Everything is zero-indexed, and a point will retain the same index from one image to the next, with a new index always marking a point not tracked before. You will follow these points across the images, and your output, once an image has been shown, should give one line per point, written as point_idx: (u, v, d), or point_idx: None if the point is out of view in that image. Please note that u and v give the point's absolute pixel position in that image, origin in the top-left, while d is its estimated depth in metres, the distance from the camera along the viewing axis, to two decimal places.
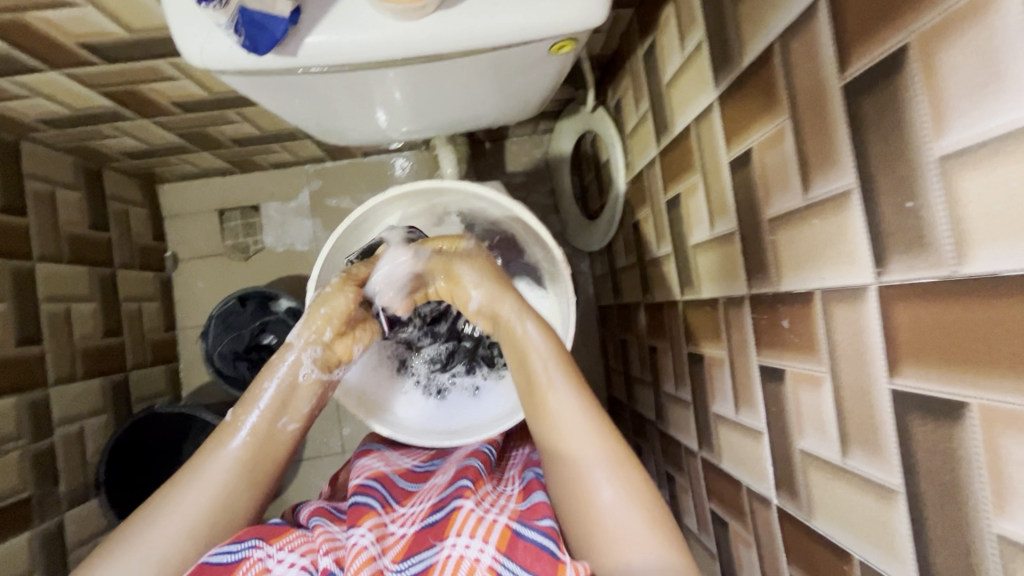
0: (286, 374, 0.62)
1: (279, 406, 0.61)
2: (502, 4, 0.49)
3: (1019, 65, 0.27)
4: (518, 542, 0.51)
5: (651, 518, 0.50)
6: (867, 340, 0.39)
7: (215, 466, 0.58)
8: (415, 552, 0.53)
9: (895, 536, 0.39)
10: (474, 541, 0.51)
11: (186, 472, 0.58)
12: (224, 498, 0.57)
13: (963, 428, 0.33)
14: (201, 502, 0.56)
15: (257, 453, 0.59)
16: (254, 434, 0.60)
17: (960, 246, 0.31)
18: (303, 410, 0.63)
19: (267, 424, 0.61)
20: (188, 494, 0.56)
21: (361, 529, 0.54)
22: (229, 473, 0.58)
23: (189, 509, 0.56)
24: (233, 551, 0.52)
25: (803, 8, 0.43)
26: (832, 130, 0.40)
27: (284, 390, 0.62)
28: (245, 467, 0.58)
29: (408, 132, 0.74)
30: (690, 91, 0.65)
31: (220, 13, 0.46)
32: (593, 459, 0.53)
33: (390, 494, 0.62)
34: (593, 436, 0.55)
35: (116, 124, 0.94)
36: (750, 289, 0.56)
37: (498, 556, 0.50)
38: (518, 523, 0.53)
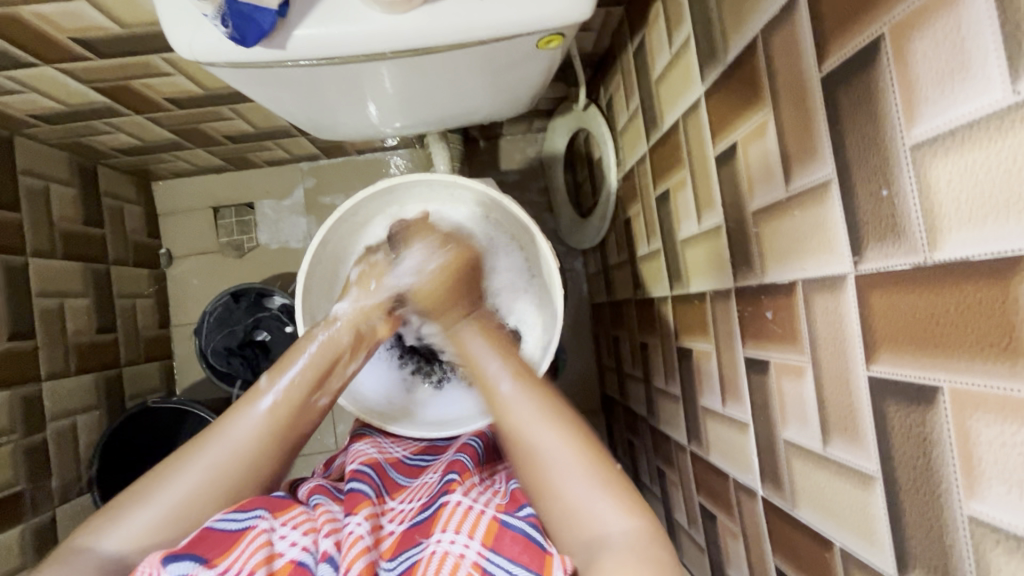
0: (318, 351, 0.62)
1: (314, 380, 0.60)
2: (487, 0, 0.49)
3: (985, 53, 0.28)
4: (506, 533, 0.50)
5: (609, 478, 0.51)
6: (846, 329, 0.40)
7: (242, 427, 0.56)
8: (403, 549, 0.53)
9: (874, 522, 0.39)
10: (459, 536, 0.50)
11: (214, 430, 0.57)
12: (248, 459, 0.56)
13: (935, 411, 0.33)
14: (225, 460, 0.55)
15: (289, 420, 0.58)
16: (286, 401, 0.58)
17: (931, 232, 0.32)
18: (336, 386, 0.62)
19: (300, 397, 0.59)
20: (212, 452, 0.55)
21: (358, 517, 0.54)
22: (257, 434, 0.57)
23: (210, 465, 0.55)
24: (239, 519, 0.52)
25: (783, 2, 0.43)
26: (812, 122, 0.41)
27: (323, 361, 0.61)
28: (274, 430, 0.57)
29: (400, 127, 0.75)
30: (677, 86, 0.65)
31: (206, 4, 0.46)
32: (542, 425, 0.54)
33: (383, 484, 0.62)
34: (535, 407, 0.56)
35: (110, 120, 0.95)
36: (736, 282, 0.56)
37: (483, 549, 0.49)
38: (506, 515, 0.52)
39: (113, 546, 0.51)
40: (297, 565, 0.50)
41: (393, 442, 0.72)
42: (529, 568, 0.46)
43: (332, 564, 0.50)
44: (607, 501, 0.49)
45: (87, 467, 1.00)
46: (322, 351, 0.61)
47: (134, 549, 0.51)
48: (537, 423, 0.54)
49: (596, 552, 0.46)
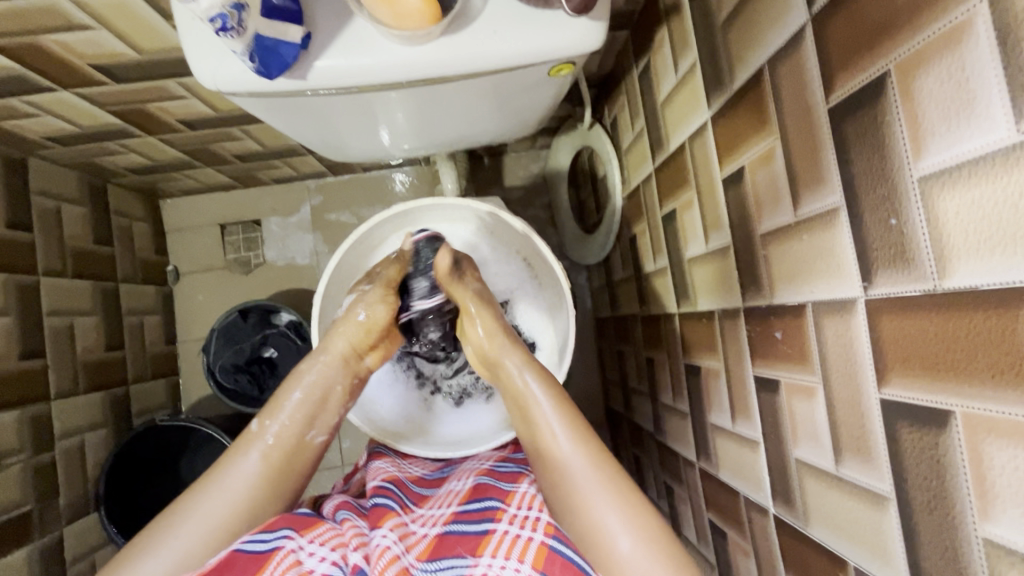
0: (312, 385, 0.63)
1: (308, 418, 0.62)
2: (501, 32, 0.51)
3: (989, 93, 0.29)
4: (557, 558, 0.51)
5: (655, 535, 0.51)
6: (857, 352, 0.41)
7: (237, 479, 0.58)
8: (441, 559, 0.53)
9: (888, 542, 0.40)
10: (510, 562, 0.51)
11: (207, 481, 0.58)
12: (248, 508, 0.57)
13: (948, 434, 0.34)
14: (226, 511, 0.56)
15: (284, 462, 0.60)
16: (282, 445, 0.61)
17: (940, 261, 0.33)
18: (329, 423, 0.64)
19: (294, 436, 0.61)
20: (206, 503, 0.56)
21: (383, 529, 0.55)
22: (250, 482, 0.58)
23: (210, 516, 0.56)
24: (266, 539, 0.52)
25: (789, 35, 0.45)
26: (820, 150, 0.42)
27: (313, 402, 0.63)
28: (269, 476, 0.59)
29: (409, 150, 0.76)
30: (683, 110, 0.67)
31: (236, 41, 0.46)
32: (592, 485, 0.53)
33: (407, 496, 0.63)
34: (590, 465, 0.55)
35: (122, 141, 0.96)
36: (745, 301, 0.58)
37: (534, 574, 0.50)
38: (555, 539, 0.53)
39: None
40: None
41: (412, 461, 0.72)
42: None
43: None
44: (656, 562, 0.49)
45: (93, 486, 1.00)
46: (312, 389, 0.63)
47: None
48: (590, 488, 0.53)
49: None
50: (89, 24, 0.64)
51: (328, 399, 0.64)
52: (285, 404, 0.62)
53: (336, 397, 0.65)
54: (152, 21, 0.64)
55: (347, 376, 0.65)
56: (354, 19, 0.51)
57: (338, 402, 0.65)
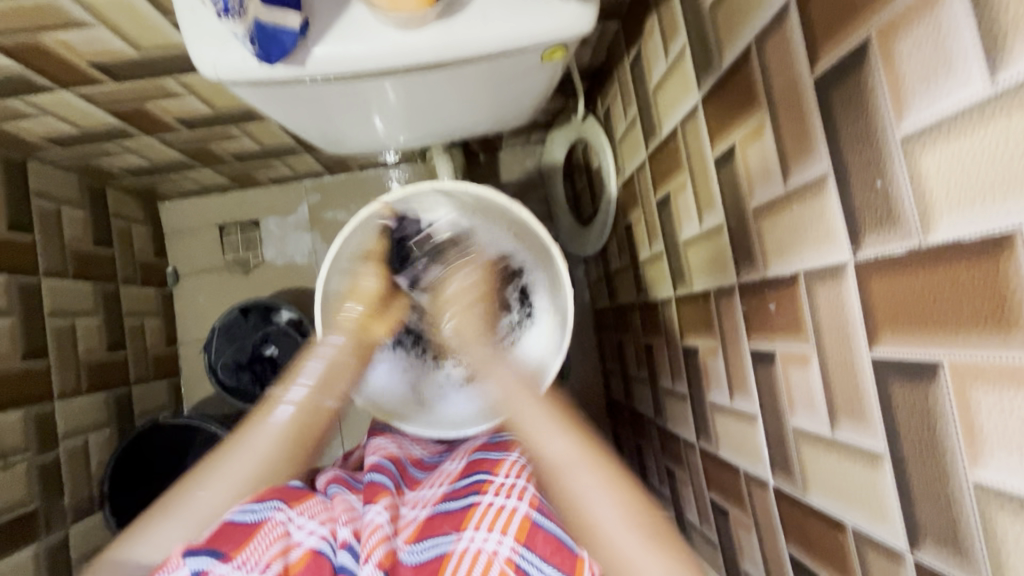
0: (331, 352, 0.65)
1: (320, 384, 0.63)
2: (490, 17, 0.52)
3: (965, 50, 0.30)
4: (539, 532, 0.51)
5: (648, 525, 0.50)
6: (848, 315, 0.42)
7: (265, 429, 0.60)
8: (427, 536, 0.54)
9: (883, 499, 0.41)
10: (493, 534, 0.51)
11: (233, 443, 0.60)
12: (267, 469, 0.59)
13: (937, 385, 0.35)
14: (250, 472, 0.58)
15: (300, 429, 0.61)
16: (300, 407, 0.61)
17: (924, 217, 0.34)
18: (341, 388, 0.64)
19: (311, 403, 0.62)
20: (236, 461, 0.58)
21: (378, 506, 0.55)
22: (274, 442, 0.60)
23: (235, 477, 0.58)
24: (257, 509, 0.53)
25: (773, 12, 0.46)
26: (807, 120, 0.44)
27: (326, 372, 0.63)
28: (293, 437, 0.60)
29: (405, 140, 0.78)
30: (674, 94, 0.68)
31: (238, 24, 0.48)
32: (606, 497, 0.52)
33: (402, 478, 0.65)
34: (596, 474, 0.53)
35: (121, 142, 0.97)
36: (739, 277, 0.59)
37: (517, 546, 0.50)
38: (539, 513, 0.53)
39: (146, 556, 0.54)
40: (317, 552, 0.51)
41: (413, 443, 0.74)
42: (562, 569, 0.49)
43: (352, 552, 0.52)
44: (654, 555, 0.48)
45: (98, 486, 1.00)
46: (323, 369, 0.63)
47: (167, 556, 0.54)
48: (596, 496, 0.52)
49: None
50: (88, 21, 0.65)
51: (339, 371, 0.64)
52: (311, 367, 0.63)
53: (350, 369, 0.65)
54: (151, 17, 0.65)
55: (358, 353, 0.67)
56: (350, 6, 0.52)
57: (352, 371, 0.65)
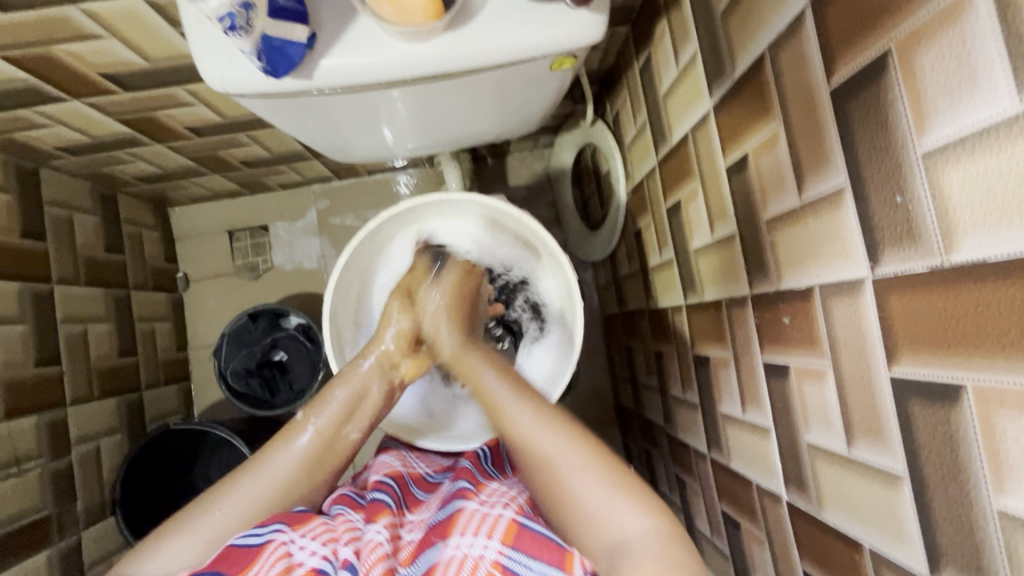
0: (360, 381, 0.65)
1: (345, 414, 0.64)
2: (496, 28, 0.52)
3: (991, 65, 0.29)
4: (526, 533, 0.51)
5: (612, 476, 0.52)
6: (866, 331, 0.41)
7: (284, 458, 0.60)
8: (422, 551, 0.53)
9: (902, 521, 0.40)
10: (479, 539, 0.51)
11: (254, 460, 0.61)
12: (285, 492, 0.59)
13: (959, 408, 0.34)
14: (265, 494, 0.59)
15: (318, 456, 0.62)
16: (319, 438, 0.62)
17: (947, 236, 0.33)
18: (367, 417, 0.65)
19: (332, 432, 0.63)
20: (252, 483, 0.59)
21: (377, 525, 0.55)
22: (292, 468, 0.60)
23: (249, 500, 0.58)
24: (258, 534, 0.53)
25: (788, 21, 0.45)
26: (824, 131, 0.43)
27: (353, 400, 0.64)
28: (310, 465, 0.61)
29: (414, 148, 0.77)
30: (685, 101, 0.68)
31: (245, 41, 0.48)
32: (572, 458, 0.54)
33: (403, 498, 0.64)
34: (539, 416, 0.57)
35: (132, 149, 0.98)
36: (752, 289, 0.58)
37: (503, 548, 0.49)
38: (525, 518, 0.53)
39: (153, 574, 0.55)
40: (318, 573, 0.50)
41: (418, 458, 0.74)
42: (550, 566, 0.48)
43: (352, 570, 0.51)
44: (624, 504, 0.50)
45: (110, 491, 1.01)
46: (349, 393, 0.64)
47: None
48: (542, 434, 0.56)
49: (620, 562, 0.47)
50: (98, 33, 0.65)
51: (364, 401, 0.65)
52: (330, 399, 0.63)
53: (373, 400, 0.66)
54: (160, 28, 0.65)
55: (384, 381, 0.67)
56: (358, 17, 0.51)
57: (374, 404, 0.66)
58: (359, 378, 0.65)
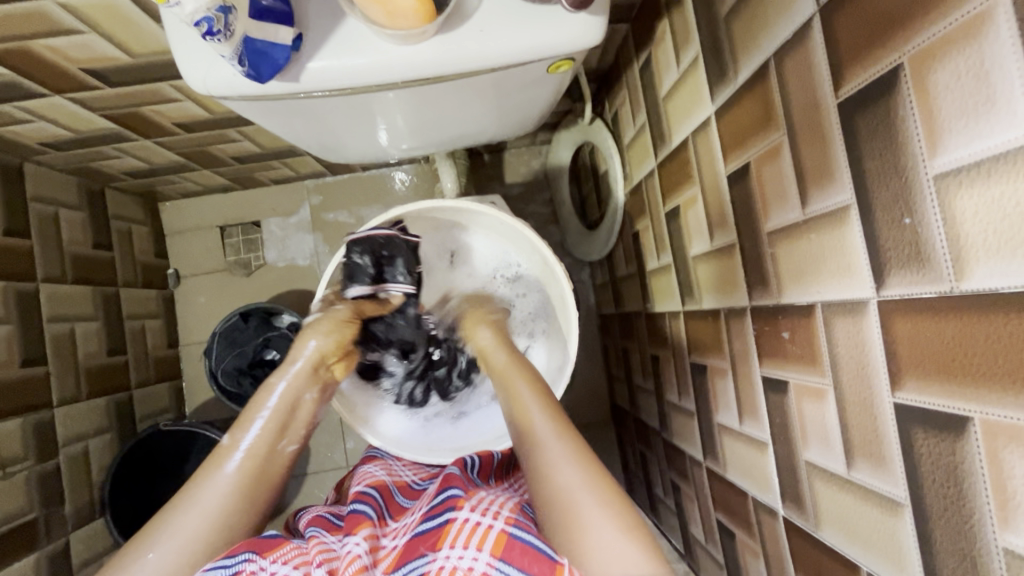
0: (287, 391, 0.64)
1: (278, 427, 0.63)
2: (488, 32, 0.50)
3: (1010, 86, 0.28)
4: (516, 543, 0.49)
5: (604, 494, 0.51)
6: (869, 353, 0.40)
7: (216, 486, 0.57)
8: (406, 560, 0.52)
9: (902, 547, 0.39)
10: (468, 551, 0.50)
11: (183, 498, 0.57)
12: (224, 518, 0.56)
13: (966, 440, 0.33)
14: (201, 530, 0.55)
15: (254, 476, 0.59)
16: (252, 456, 0.60)
17: (958, 263, 0.32)
18: (300, 431, 0.64)
19: (264, 449, 0.61)
20: (185, 518, 0.55)
21: (356, 538, 0.54)
22: (226, 493, 0.57)
23: (183, 537, 0.54)
24: (227, 564, 0.50)
25: (794, 28, 0.44)
26: (829, 145, 0.41)
27: (284, 411, 0.63)
28: (245, 486, 0.58)
29: (408, 149, 0.75)
30: (686, 105, 0.66)
31: (224, 45, 0.46)
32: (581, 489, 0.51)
33: (386, 508, 0.63)
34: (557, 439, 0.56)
35: (119, 145, 0.95)
36: (751, 300, 0.56)
37: (493, 561, 0.48)
38: (515, 527, 0.51)
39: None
40: None
41: (404, 465, 0.74)
42: None
43: None
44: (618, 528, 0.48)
45: (99, 492, 1.00)
46: (279, 402, 0.63)
47: None
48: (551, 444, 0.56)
49: None
50: (78, 28, 0.62)
51: (296, 412, 0.64)
52: (256, 416, 0.62)
53: (305, 409, 0.65)
54: (143, 23, 0.63)
55: (317, 390, 0.66)
56: (346, 19, 0.49)
57: (308, 414, 0.65)
58: (289, 383, 0.64)
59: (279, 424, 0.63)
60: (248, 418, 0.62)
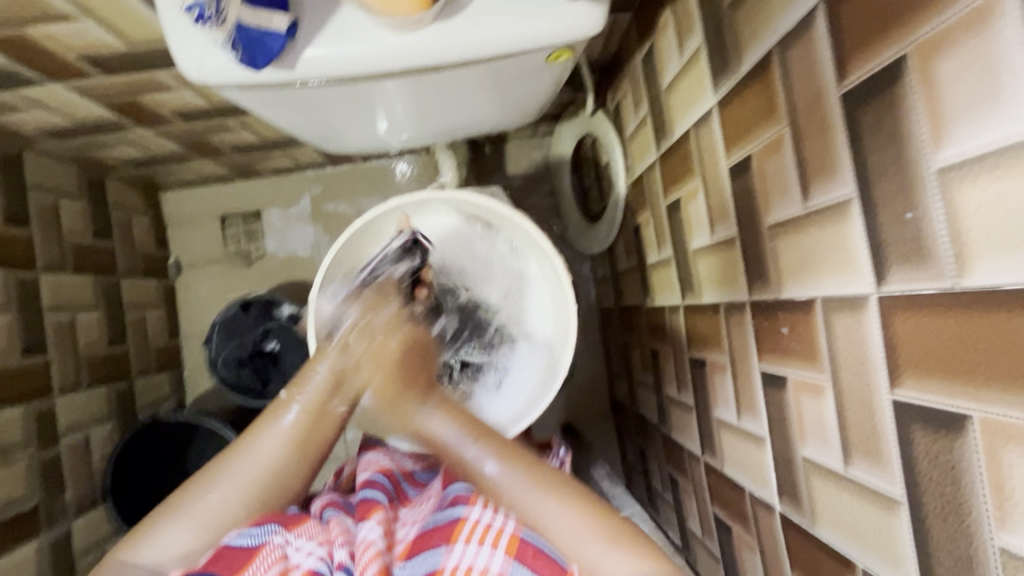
0: (341, 353, 0.62)
1: (332, 386, 0.61)
2: (481, 25, 0.49)
3: (1017, 79, 0.27)
4: (529, 547, 0.51)
5: (590, 514, 0.51)
6: (869, 350, 0.39)
7: (270, 440, 0.58)
8: (418, 552, 0.52)
9: (898, 546, 0.39)
10: (483, 548, 0.50)
11: (240, 445, 0.58)
12: (276, 471, 0.57)
13: (964, 438, 0.33)
14: (256, 477, 0.56)
15: (307, 432, 0.59)
16: (306, 412, 0.60)
17: (960, 258, 0.31)
18: (354, 392, 0.62)
19: (317, 407, 0.60)
20: (242, 464, 0.57)
21: (371, 522, 0.55)
22: (279, 446, 0.58)
23: (238, 483, 0.56)
24: (254, 534, 0.52)
25: (798, 17, 0.43)
26: (832, 137, 0.40)
27: (335, 375, 0.61)
28: (298, 442, 0.58)
29: (408, 139, 0.75)
30: (688, 96, 0.65)
31: (217, 30, 0.47)
32: (557, 512, 0.51)
33: (395, 494, 0.64)
34: (518, 469, 0.54)
35: (118, 134, 0.95)
36: (751, 295, 0.56)
37: (506, 562, 0.49)
38: (526, 529, 0.52)
39: (153, 559, 0.52)
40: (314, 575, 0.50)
41: (405, 454, 0.73)
42: None
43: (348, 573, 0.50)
44: (620, 554, 0.49)
45: (100, 480, 1.01)
46: (334, 365, 0.61)
47: (173, 560, 0.53)
48: (525, 491, 0.53)
49: None
50: (74, 15, 0.62)
51: (349, 377, 0.62)
52: (313, 371, 0.61)
53: (358, 373, 0.62)
54: (139, 11, 0.62)
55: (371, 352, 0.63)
56: (342, 7, 0.49)
57: (361, 375, 0.62)
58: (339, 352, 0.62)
59: (333, 381, 0.61)
60: (304, 374, 0.61)
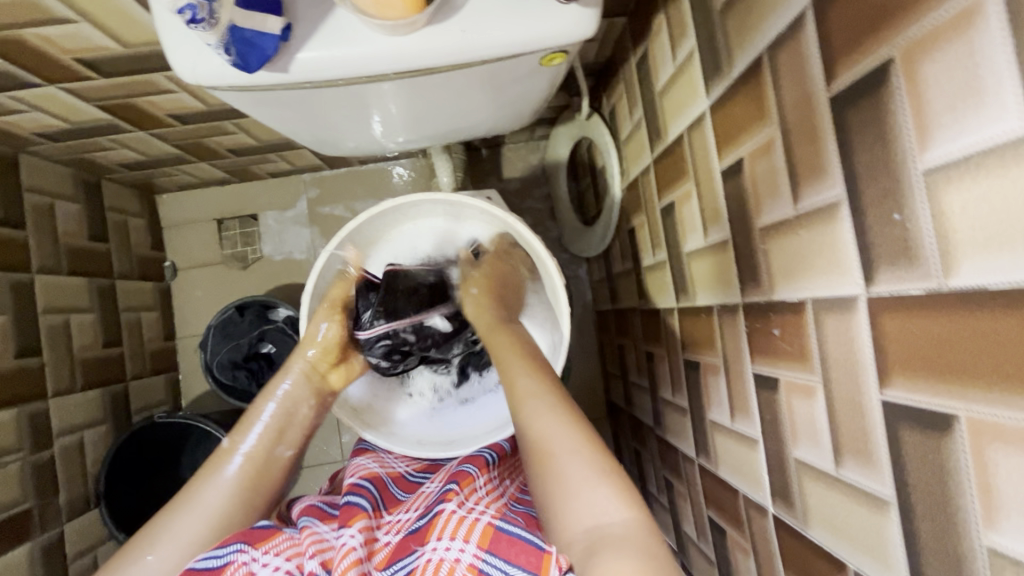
0: (285, 395, 0.68)
1: (274, 433, 0.66)
2: (469, 32, 0.49)
3: (1000, 81, 0.27)
4: (502, 536, 0.50)
5: (594, 458, 0.51)
6: (859, 351, 0.39)
7: (214, 492, 0.60)
8: (397, 558, 0.52)
9: (888, 546, 0.39)
10: (455, 542, 0.50)
11: (183, 499, 0.60)
12: (223, 520, 0.59)
13: (951, 437, 0.33)
14: (200, 528, 0.58)
15: (253, 478, 0.62)
16: (249, 459, 0.63)
17: (946, 259, 0.32)
18: (297, 436, 0.67)
19: (263, 452, 0.64)
20: (185, 519, 0.58)
21: (351, 530, 0.54)
22: (224, 496, 0.60)
23: (182, 539, 0.56)
24: (220, 555, 0.51)
25: (788, 21, 0.43)
26: (820, 140, 0.41)
27: (281, 416, 0.67)
28: (245, 489, 0.61)
29: (403, 142, 0.75)
30: (681, 100, 0.65)
31: (209, 33, 0.46)
32: (566, 440, 0.53)
33: (381, 498, 0.63)
34: (545, 399, 0.57)
35: (114, 136, 0.95)
36: (744, 297, 0.56)
37: (479, 553, 0.49)
38: (502, 520, 0.52)
39: None
40: None
41: (398, 458, 0.74)
42: (527, 568, 0.47)
43: None
44: (608, 490, 0.49)
45: (93, 484, 1.00)
46: (278, 410, 0.67)
47: None
48: (548, 416, 0.55)
49: (597, 546, 0.45)
50: (69, 17, 0.62)
51: (294, 418, 0.68)
52: (255, 421, 0.66)
53: (302, 415, 0.68)
54: (135, 13, 0.63)
55: (311, 398, 0.70)
56: (336, 10, 0.49)
57: (304, 420, 0.68)
58: (289, 395, 0.68)
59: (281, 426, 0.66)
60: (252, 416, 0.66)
